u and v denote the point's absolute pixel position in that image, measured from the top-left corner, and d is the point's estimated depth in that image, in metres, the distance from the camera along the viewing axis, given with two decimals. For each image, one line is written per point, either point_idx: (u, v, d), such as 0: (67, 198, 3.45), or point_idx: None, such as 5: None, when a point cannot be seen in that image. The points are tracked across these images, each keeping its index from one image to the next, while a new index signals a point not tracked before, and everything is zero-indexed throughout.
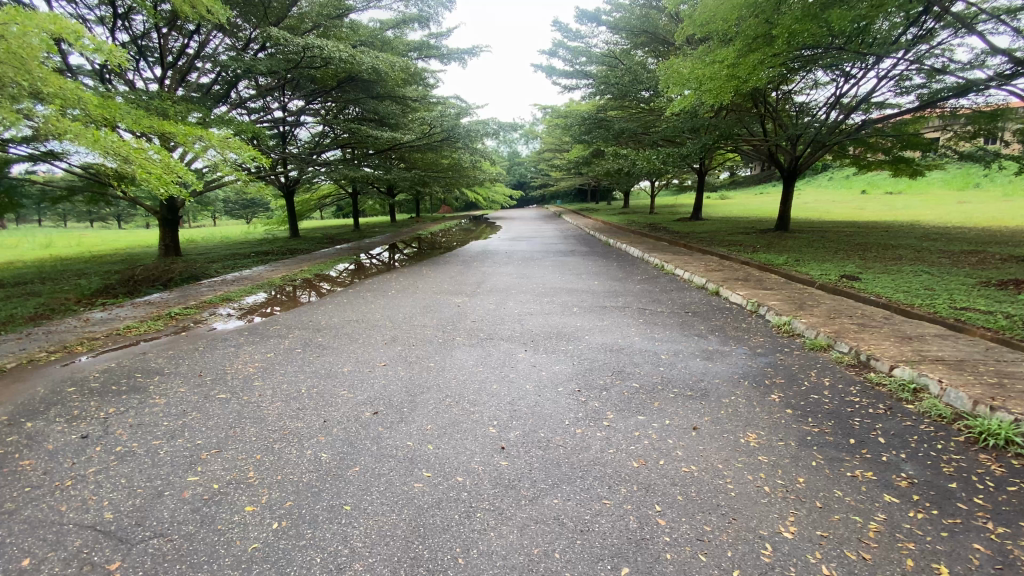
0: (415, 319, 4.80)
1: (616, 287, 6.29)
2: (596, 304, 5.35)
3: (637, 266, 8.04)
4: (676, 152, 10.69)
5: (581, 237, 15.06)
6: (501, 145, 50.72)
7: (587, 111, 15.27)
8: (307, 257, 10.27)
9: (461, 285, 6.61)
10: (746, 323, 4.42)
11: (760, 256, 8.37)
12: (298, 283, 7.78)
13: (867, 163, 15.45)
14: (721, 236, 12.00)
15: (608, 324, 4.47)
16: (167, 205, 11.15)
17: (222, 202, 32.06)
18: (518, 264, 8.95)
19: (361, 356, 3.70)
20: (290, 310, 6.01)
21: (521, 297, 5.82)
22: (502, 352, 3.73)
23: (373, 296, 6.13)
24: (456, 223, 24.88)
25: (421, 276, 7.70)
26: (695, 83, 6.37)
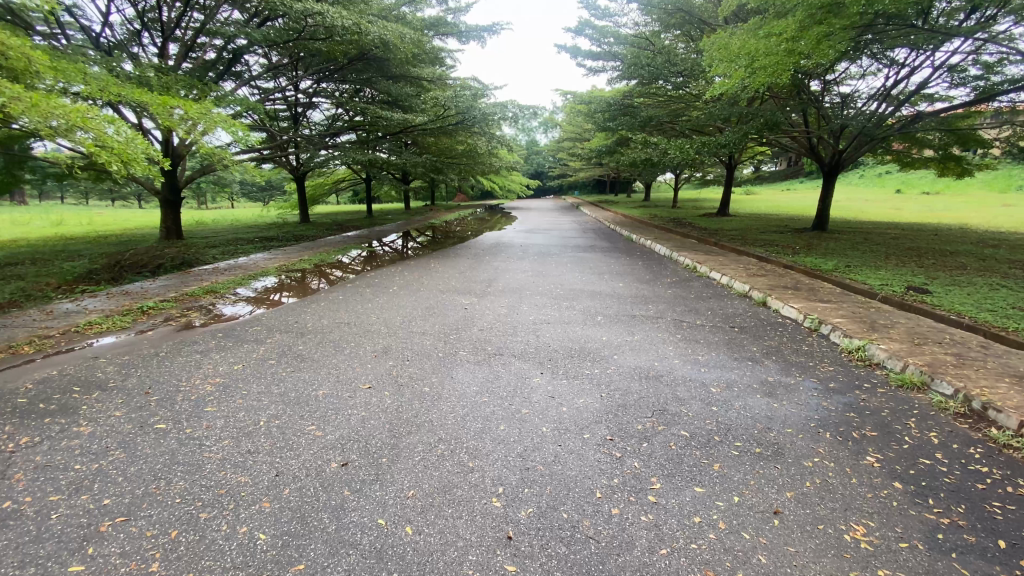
0: (413, 325, 4.15)
1: (646, 292, 5.57)
2: (624, 313, 4.65)
3: (666, 267, 7.29)
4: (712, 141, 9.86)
5: (602, 231, 14.28)
6: (521, 133, 49.90)
7: (613, 97, 14.41)
8: (313, 245, 9.70)
9: (470, 284, 5.95)
10: (807, 347, 3.69)
11: (805, 259, 7.55)
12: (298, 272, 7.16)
13: (913, 161, 14.38)
14: (754, 235, 11.16)
15: (642, 340, 3.77)
16: (168, 186, 10.64)
17: (237, 184, 31.74)
18: (535, 260, 8.23)
19: (342, 374, 3.04)
20: (283, 304, 5.39)
21: (537, 300, 5.14)
22: (512, 375, 3.06)
23: (373, 293, 5.49)
24: (472, 212, 24.26)
25: (429, 270, 7.05)
26: (746, 59, 5.56)
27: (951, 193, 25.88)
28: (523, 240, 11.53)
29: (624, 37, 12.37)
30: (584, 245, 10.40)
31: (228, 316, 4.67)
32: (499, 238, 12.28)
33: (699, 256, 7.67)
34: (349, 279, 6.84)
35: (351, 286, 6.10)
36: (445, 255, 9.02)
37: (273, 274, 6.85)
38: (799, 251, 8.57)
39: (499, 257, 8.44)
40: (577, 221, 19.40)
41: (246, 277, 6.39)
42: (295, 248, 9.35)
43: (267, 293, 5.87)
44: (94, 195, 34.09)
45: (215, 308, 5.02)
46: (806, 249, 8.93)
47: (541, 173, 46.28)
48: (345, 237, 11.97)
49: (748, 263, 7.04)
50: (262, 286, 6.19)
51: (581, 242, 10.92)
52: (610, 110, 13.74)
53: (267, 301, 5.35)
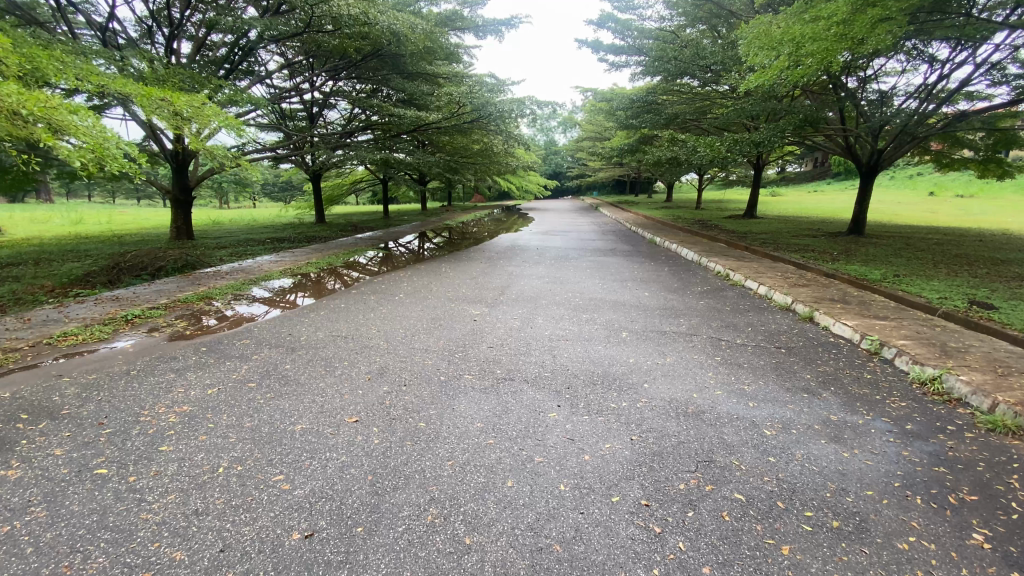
0: (415, 341, 3.72)
1: (674, 303, 5.07)
2: (652, 328, 4.15)
3: (694, 275, 6.75)
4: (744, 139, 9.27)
5: (623, 234, 13.75)
6: (540, 133, 49.39)
7: (636, 93, 13.85)
8: (323, 247, 9.38)
9: (482, 291, 5.51)
10: (870, 375, 3.16)
11: (847, 267, 6.94)
12: (304, 275, 6.77)
13: (956, 161, 13.50)
14: (786, 239, 10.52)
15: (675, 364, 3.28)
16: (179, 185, 10.43)
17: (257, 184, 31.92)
18: (553, 264, 7.77)
19: (327, 402, 2.64)
20: (281, 310, 5.01)
21: (556, 311, 4.69)
22: (525, 407, 2.60)
23: (377, 301, 5.08)
24: (489, 213, 23.88)
25: (439, 275, 6.64)
26: (791, 46, 5.03)
27: (992, 195, 24.59)
28: (541, 242, 11.06)
29: (648, 31, 11.81)
30: (604, 249, 9.91)
31: (218, 326, 4.29)
32: (515, 240, 11.84)
33: (730, 262, 7.12)
34: (357, 283, 6.43)
35: (355, 291, 5.70)
36: (458, 259, 8.60)
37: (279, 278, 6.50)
38: (839, 257, 7.93)
39: (515, 261, 8.00)
40: (596, 222, 18.87)
41: (246, 281, 6.04)
42: (305, 249, 9.04)
43: (265, 299, 5.50)
44: (121, 194, 34.70)
45: (205, 316, 4.66)
46: (845, 255, 8.29)
47: (560, 173, 45.70)
48: (358, 238, 11.65)
49: (786, 271, 6.45)
50: (261, 290, 5.83)
51: (602, 245, 10.42)
52: (633, 108, 13.18)
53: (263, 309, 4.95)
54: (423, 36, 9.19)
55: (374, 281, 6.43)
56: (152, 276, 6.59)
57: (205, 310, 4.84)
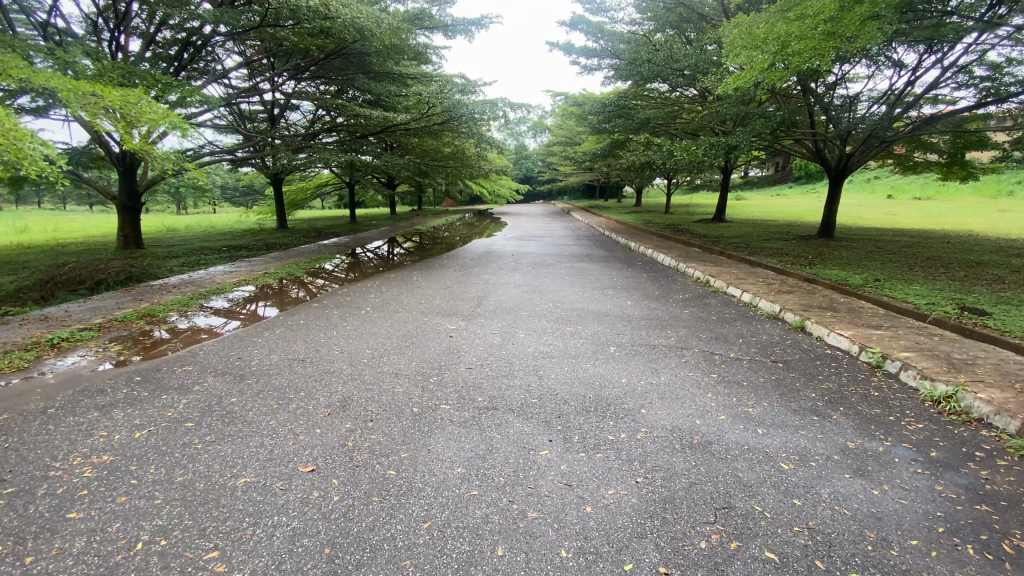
0: (383, 363, 3.34)
1: (659, 313, 4.83)
2: (641, 341, 3.88)
3: (675, 281, 6.56)
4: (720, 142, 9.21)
5: (597, 239, 13.58)
6: (510, 137, 49.32)
7: (608, 97, 13.73)
8: (285, 255, 8.83)
9: (456, 303, 5.16)
10: (877, 393, 2.97)
11: (826, 271, 6.87)
12: (262, 287, 6.26)
13: (917, 165, 13.86)
14: (760, 243, 10.53)
15: (672, 384, 3.00)
16: (127, 190, 9.70)
17: (217, 189, 30.62)
18: (529, 271, 7.47)
19: (278, 446, 2.24)
20: (234, 328, 4.53)
21: (537, 323, 4.38)
22: (513, 443, 2.26)
23: (341, 316, 4.66)
24: (460, 217, 23.49)
25: (409, 284, 6.25)
26: (775, 45, 4.87)
27: (945, 198, 25.59)
28: (515, 248, 10.76)
29: (622, 35, 11.69)
30: (580, 254, 9.68)
31: (161, 348, 3.81)
32: (489, 246, 11.52)
33: (710, 268, 6.96)
34: (321, 295, 5.96)
35: (317, 304, 5.25)
36: (429, 266, 8.21)
37: (234, 290, 5.97)
38: (815, 261, 7.89)
39: (489, 269, 7.68)
40: (568, 226, 18.72)
41: (196, 295, 5.51)
42: (265, 258, 8.47)
43: (218, 314, 5.00)
44: (71, 200, 32.92)
45: (148, 336, 4.16)
46: (820, 258, 8.29)
47: (530, 177, 45.64)
48: (323, 244, 11.11)
49: (768, 276, 6.31)
50: (214, 305, 5.32)
51: (578, 251, 10.19)
52: (606, 112, 13.05)
53: (213, 327, 4.47)
54: (390, 34, 8.79)
55: (340, 292, 5.99)
56: (91, 290, 5.98)
57: (147, 330, 4.33)
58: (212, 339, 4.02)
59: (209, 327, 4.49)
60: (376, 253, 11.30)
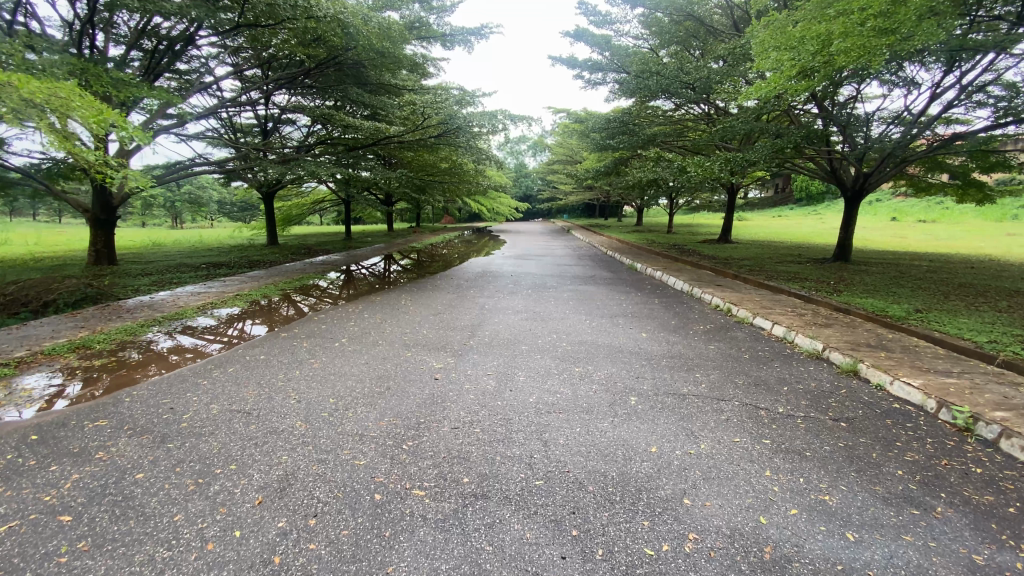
0: (348, 420, 2.66)
1: (680, 349, 4.18)
2: (665, 388, 3.22)
3: (692, 309, 5.91)
4: (736, 158, 8.65)
5: (600, 258, 12.99)
6: (510, 156, 49.29)
7: (612, 112, 13.24)
8: (267, 273, 8.20)
9: (446, 333, 4.50)
10: (981, 471, 2.29)
11: (856, 299, 6.23)
12: (230, 311, 5.57)
13: (930, 186, 13.34)
14: (775, 266, 9.92)
15: (715, 457, 2.34)
16: (99, 202, 9.11)
17: (212, 204, 30.16)
18: (529, 295, 6.82)
19: (171, 568, 1.57)
20: (189, 360, 3.88)
21: (541, 362, 3.71)
22: (507, 568, 1.58)
23: (309, 350, 3.98)
24: (458, 235, 22.95)
25: (396, 310, 5.58)
26: (815, 44, 4.44)
27: (948, 221, 25.14)
28: (513, 268, 10.14)
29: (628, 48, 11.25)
30: (583, 276, 9.06)
31: (89, 392, 3.14)
32: (486, 265, 10.90)
33: (729, 294, 6.31)
34: (294, 321, 5.28)
35: (284, 333, 4.56)
36: (421, 288, 7.55)
37: (198, 314, 5.31)
38: (839, 288, 7.25)
39: (486, 291, 7.03)
40: (569, 245, 18.15)
41: (151, 320, 4.84)
42: (243, 277, 7.80)
43: (175, 343, 4.34)
44: (68, 214, 32.56)
45: (78, 374, 3.48)
46: (844, 284, 7.66)
47: (531, 196, 45.42)
48: (310, 261, 10.48)
49: (794, 305, 5.67)
50: (170, 332, 4.65)
51: (580, 272, 9.58)
52: (609, 128, 12.56)
53: (157, 362, 3.78)
54: (384, 41, 8.28)
55: (317, 317, 5.33)
56: (34, 314, 5.29)
57: (82, 364, 3.67)
58: (148, 380, 3.33)
59: (160, 360, 3.83)
60: (368, 271, 10.66)
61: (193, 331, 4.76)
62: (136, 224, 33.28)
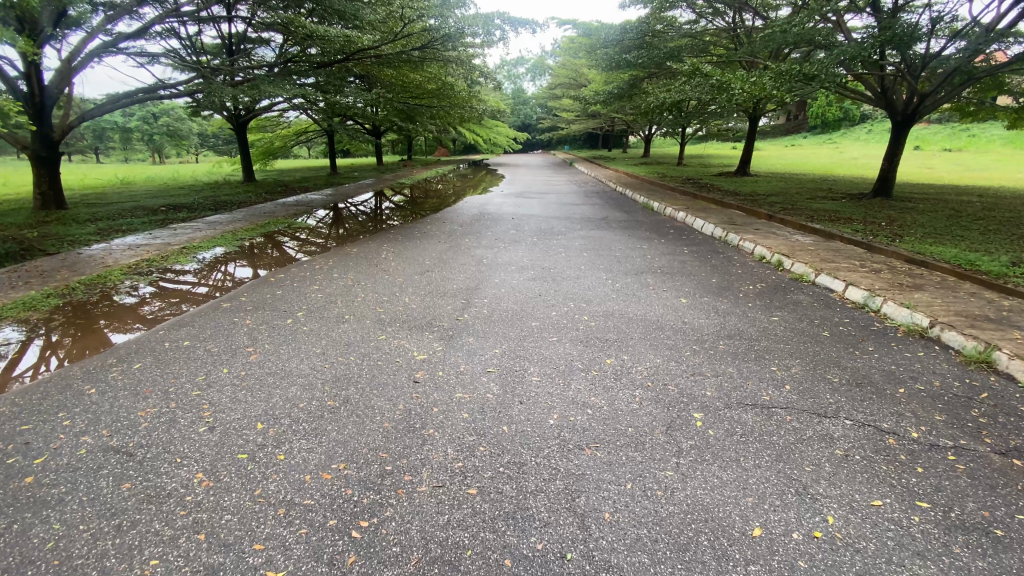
0: (272, 475, 1.73)
1: (736, 323, 3.23)
2: (734, 394, 2.31)
3: (733, 261, 4.90)
4: (789, 70, 7.34)
5: (608, 194, 11.79)
6: (505, 81, 46.26)
7: (626, 23, 11.52)
8: (230, 217, 7.14)
9: (433, 304, 3.53)
10: None
11: (928, 247, 5.18)
12: (204, 258, 4.96)
13: (976, 111, 11.92)
14: (809, 203, 8.79)
15: (861, 549, 1.45)
16: (36, 136, 7.86)
17: (190, 136, 28.18)
18: (533, 243, 5.82)
19: None
20: (177, 313, 3.52)
21: (561, 348, 2.77)
22: None
23: (250, 332, 3.00)
24: (453, 169, 21.45)
25: (374, 266, 4.58)
26: None
27: (971, 150, 23.64)
28: (514, 208, 9.04)
29: None
30: (595, 217, 7.99)
31: (70, 356, 2.79)
32: (483, 204, 9.76)
33: (776, 242, 5.27)
34: (244, 284, 4.21)
35: (223, 305, 3.54)
36: (408, 234, 6.49)
37: (147, 269, 4.52)
38: (897, 232, 6.22)
39: (484, 239, 6.00)
40: (572, 180, 16.84)
41: (89, 279, 4.09)
42: (199, 223, 6.63)
43: (149, 297, 3.85)
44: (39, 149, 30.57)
45: (28, 343, 2.98)
46: (901, 226, 6.58)
47: (529, 125, 42.99)
48: (284, 200, 9.31)
49: (859, 256, 4.67)
50: (139, 285, 4.12)
51: (590, 213, 8.49)
52: (626, 40, 11.26)
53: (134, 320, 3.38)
54: None
55: (285, 269, 4.54)
56: None
57: (29, 334, 3.11)
58: (30, 381, 2.44)
59: (141, 316, 3.45)
60: (358, 210, 9.58)
61: (128, 297, 3.86)
62: (116, 159, 31.47)
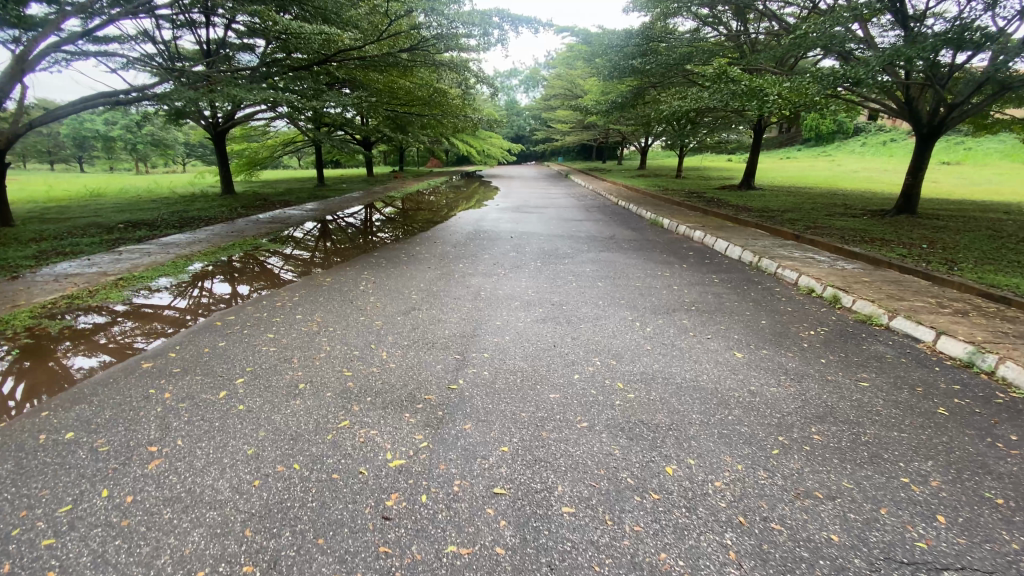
0: None
1: (819, 395, 2.46)
2: (871, 542, 1.52)
3: (778, 296, 4.15)
4: (819, 75, 6.67)
5: (610, 209, 11.10)
6: (499, 93, 46.00)
7: (629, 29, 10.90)
8: (190, 237, 6.31)
9: (421, 361, 2.74)
10: None
11: (999, 277, 4.46)
12: (161, 286, 4.32)
13: (994, 123, 11.41)
14: (834, 221, 8.11)
15: None
16: None
17: (176, 146, 27.32)
18: (538, 270, 5.06)
19: None
20: (129, 349, 3.00)
21: (595, 443, 1.96)
22: None
23: (162, 417, 2.15)
24: (445, 180, 20.75)
25: (349, 304, 3.77)
26: None
27: (969, 164, 23.33)
28: (513, 225, 8.29)
29: None
30: (603, 236, 7.21)
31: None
32: (479, 221, 9.01)
33: (824, 271, 4.52)
34: (215, 311, 3.72)
35: (141, 368, 2.67)
36: (393, 258, 5.65)
37: (72, 306, 3.71)
38: (946, 256, 5.51)
39: (482, 265, 5.23)
40: (570, 193, 16.22)
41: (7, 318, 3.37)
42: (150, 246, 5.73)
43: (99, 331, 3.31)
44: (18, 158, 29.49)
45: None
46: (948, 249, 5.90)
47: (523, 136, 42.65)
48: (259, 216, 8.49)
49: (931, 291, 3.92)
50: (86, 319, 3.54)
51: (596, 231, 7.71)
52: (630, 46, 10.57)
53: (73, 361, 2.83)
54: None
55: (247, 303, 3.85)
56: None
57: None
58: None
59: (85, 355, 2.92)
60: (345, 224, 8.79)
61: (68, 332, 3.28)
62: (102, 169, 30.28)
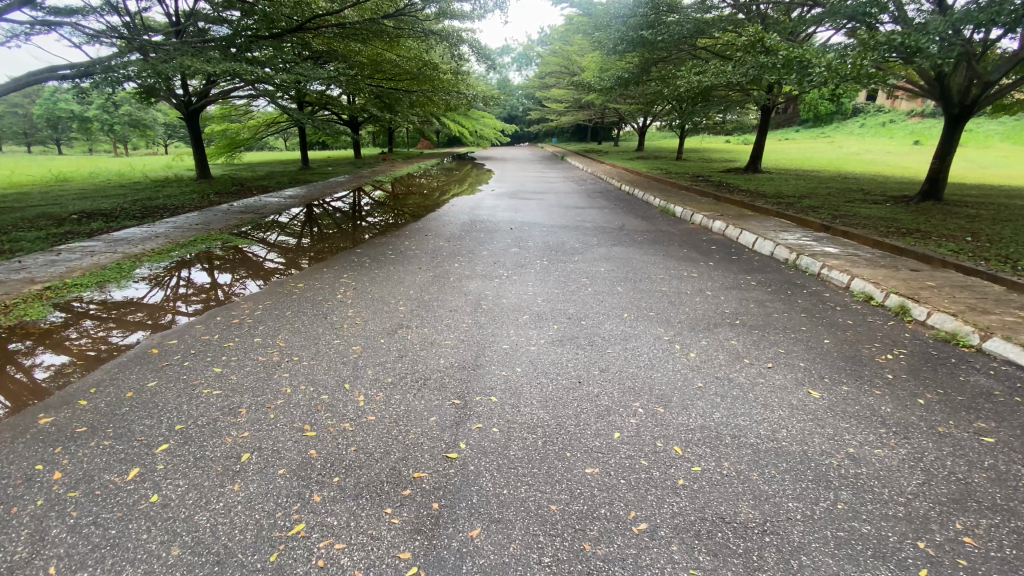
0: None
1: (942, 462, 1.84)
2: None
3: (831, 305, 3.53)
4: (855, 45, 5.98)
5: (613, 195, 10.43)
6: (491, 72, 44.73)
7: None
8: (146, 231, 5.55)
9: (412, 407, 2.10)
10: None
11: None
12: (97, 296, 3.61)
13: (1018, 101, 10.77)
14: (858, 209, 7.50)
15: None
16: None
17: (155, 126, 26.06)
18: (547, 269, 4.41)
19: None
20: (32, 388, 2.32)
21: (664, 570, 1.34)
22: None
23: (36, 524, 1.50)
24: (437, 163, 19.89)
25: (324, 319, 3.10)
26: None
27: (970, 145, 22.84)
28: (512, 213, 7.61)
29: None
30: (612, 227, 6.55)
31: None
32: (474, 208, 8.32)
33: (878, 272, 3.90)
34: (157, 330, 3.04)
35: (35, 427, 2.00)
36: (380, 255, 4.96)
37: None
38: (1001, 250, 4.92)
39: (483, 263, 4.57)
40: (568, 177, 15.49)
41: None
42: (97, 243, 4.98)
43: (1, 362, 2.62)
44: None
45: None
46: (999, 242, 5.30)
47: (516, 117, 41.57)
48: (233, 205, 7.75)
49: (1015, 300, 3.31)
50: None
51: (603, 220, 7.06)
52: (637, 16, 9.78)
53: None
54: None
55: (199, 318, 3.16)
56: None
57: None
58: None
59: None
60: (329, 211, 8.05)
61: None
62: (80, 150, 28.85)
